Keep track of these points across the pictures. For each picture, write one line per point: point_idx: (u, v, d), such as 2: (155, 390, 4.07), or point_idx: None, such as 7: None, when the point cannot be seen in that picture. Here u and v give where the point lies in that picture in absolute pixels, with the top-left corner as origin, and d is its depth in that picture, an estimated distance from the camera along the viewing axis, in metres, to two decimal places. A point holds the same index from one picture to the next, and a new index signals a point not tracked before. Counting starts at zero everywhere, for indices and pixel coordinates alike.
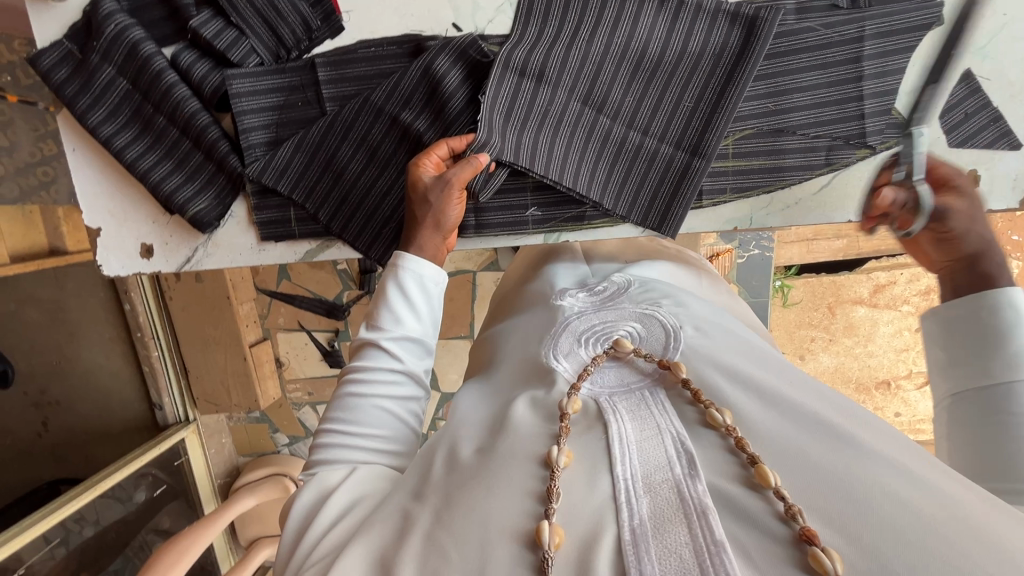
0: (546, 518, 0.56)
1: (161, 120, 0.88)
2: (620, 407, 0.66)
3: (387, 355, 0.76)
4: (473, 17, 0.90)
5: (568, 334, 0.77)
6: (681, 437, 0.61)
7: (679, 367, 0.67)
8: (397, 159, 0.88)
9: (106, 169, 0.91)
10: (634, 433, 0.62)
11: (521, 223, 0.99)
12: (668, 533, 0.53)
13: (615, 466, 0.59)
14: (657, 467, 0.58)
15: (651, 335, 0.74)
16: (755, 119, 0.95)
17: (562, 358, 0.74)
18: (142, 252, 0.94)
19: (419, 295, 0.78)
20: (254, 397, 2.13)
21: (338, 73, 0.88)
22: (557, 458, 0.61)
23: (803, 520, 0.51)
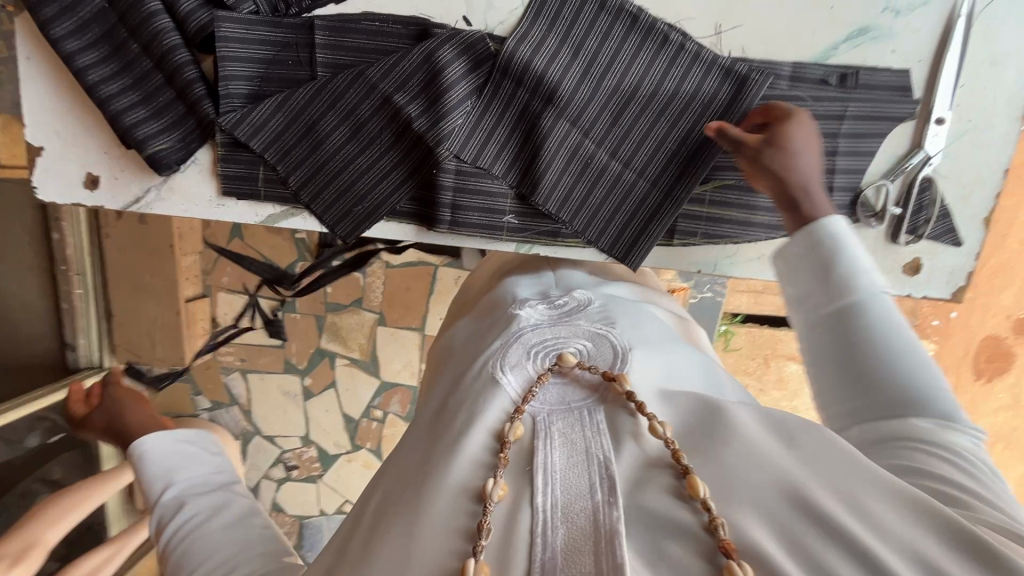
0: (472, 555, 0.56)
1: (135, 47, 0.82)
2: (554, 430, 0.66)
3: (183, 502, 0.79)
4: (487, 14, 0.89)
5: (517, 346, 0.77)
6: (606, 462, 0.62)
7: (625, 380, 0.70)
8: (382, 140, 0.87)
9: (60, 86, 0.84)
10: (562, 462, 0.63)
11: (497, 228, 0.95)
12: (576, 560, 0.54)
13: (535, 497, 0.60)
14: (580, 498, 0.59)
15: (599, 354, 0.75)
16: (739, 171, 0.98)
17: (509, 370, 0.74)
18: (85, 183, 0.87)
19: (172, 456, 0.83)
20: (180, 354, 2.00)
21: (337, 39, 0.84)
22: (492, 492, 0.61)
23: (724, 531, 0.53)
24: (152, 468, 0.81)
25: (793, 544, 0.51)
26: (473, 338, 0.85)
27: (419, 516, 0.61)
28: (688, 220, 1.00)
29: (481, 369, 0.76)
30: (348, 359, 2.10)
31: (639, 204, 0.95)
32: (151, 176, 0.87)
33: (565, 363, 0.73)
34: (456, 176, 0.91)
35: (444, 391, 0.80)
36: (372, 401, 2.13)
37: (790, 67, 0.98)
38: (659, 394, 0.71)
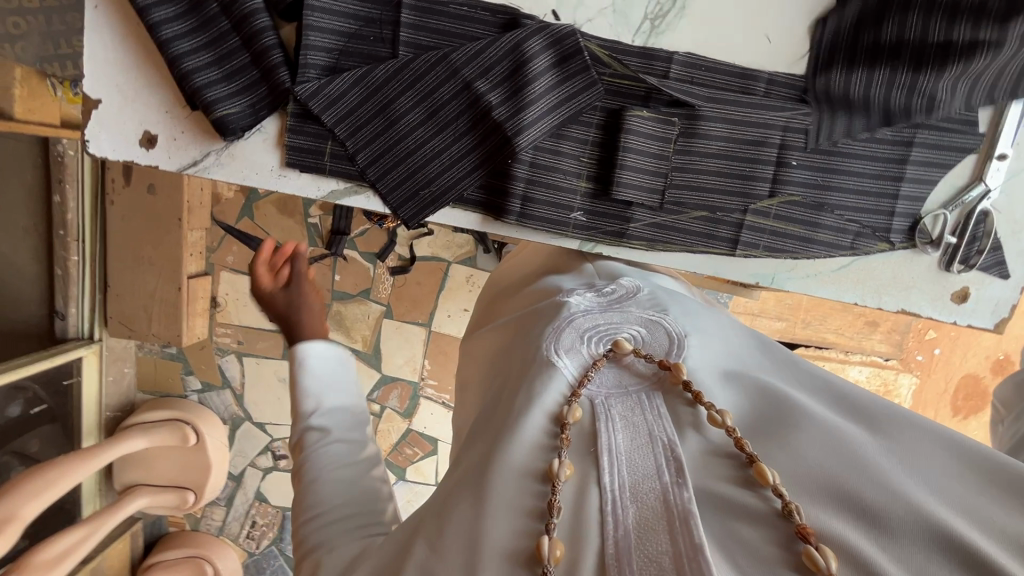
0: (545, 534, 0.58)
1: (214, 7, 0.80)
2: (614, 413, 0.67)
3: (317, 426, 0.84)
4: (575, 10, 0.86)
5: (569, 329, 0.75)
6: (671, 444, 0.63)
7: (680, 368, 0.68)
8: (457, 125, 0.85)
9: (127, 39, 0.81)
10: (625, 444, 0.64)
11: (563, 224, 0.91)
12: (648, 539, 0.56)
13: (602, 478, 0.61)
14: (646, 479, 0.60)
15: (654, 339, 0.74)
16: (803, 188, 0.97)
17: (564, 353, 0.73)
18: (142, 141, 0.84)
19: (328, 370, 0.92)
20: (177, 331, 1.93)
21: (421, 20, 0.82)
22: (560, 472, 0.62)
23: (799, 516, 0.54)
24: (311, 385, 0.88)
25: (864, 526, 0.53)
26: (519, 318, 0.86)
27: (481, 498, 0.62)
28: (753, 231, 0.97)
29: (534, 353, 0.74)
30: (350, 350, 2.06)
31: (703, 211, 0.94)
32: (214, 140, 0.84)
33: (620, 350, 0.73)
34: (531, 168, 0.87)
35: (499, 373, 0.79)
36: (370, 394, 2.10)
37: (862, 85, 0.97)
38: (721, 374, 0.71)
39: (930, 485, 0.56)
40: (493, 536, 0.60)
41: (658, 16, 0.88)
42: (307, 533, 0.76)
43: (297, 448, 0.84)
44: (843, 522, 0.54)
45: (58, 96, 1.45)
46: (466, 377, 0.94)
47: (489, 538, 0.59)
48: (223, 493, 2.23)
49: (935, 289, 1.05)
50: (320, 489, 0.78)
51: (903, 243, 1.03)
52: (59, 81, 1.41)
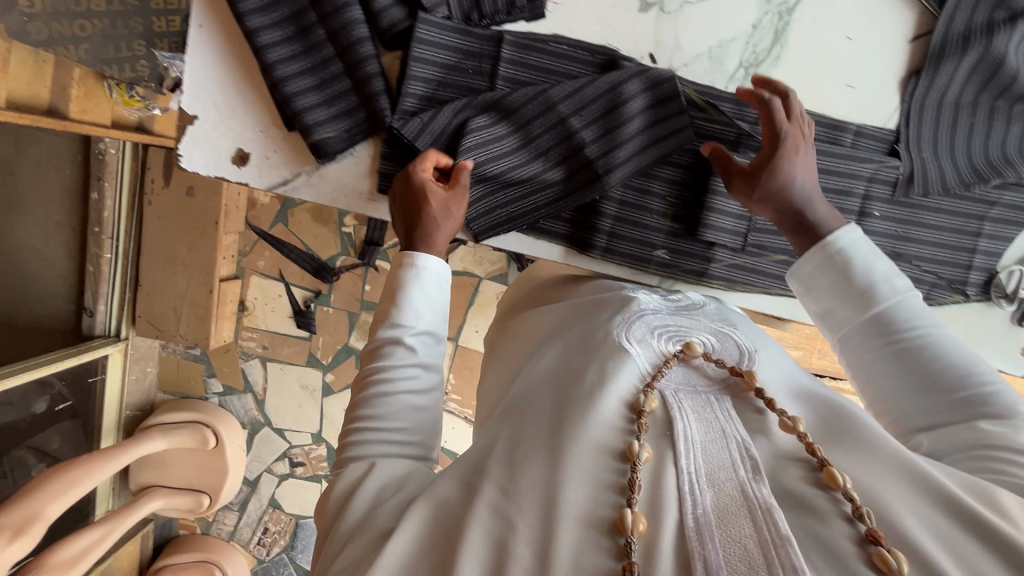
0: (627, 507, 0.56)
1: (320, 33, 0.83)
2: (687, 406, 0.66)
3: (403, 347, 0.72)
4: (671, 55, 0.92)
5: (639, 324, 0.74)
6: (745, 442, 0.62)
7: (753, 377, 0.68)
8: (548, 157, 0.85)
9: (230, 61, 0.85)
10: (701, 434, 0.63)
11: (645, 260, 0.94)
12: (730, 522, 0.54)
13: (678, 458, 0.60)
14: (724, 468, 0.59)
15: (724, 349, 0.74)
16: (885, 237, 0.94)
17: (636, 342, 0.72)
18: (234, 158, 0.87)
19: (425, 293, 0.73)
20: (205, 334, 1.92)
21: (521, 57, 0.85)
22: (640, 453, 0.60)
23: (869, 521, 0.54)
24: (407, 307, 0.72)
25: (923, 521, 0.54)
26: (571, 309, 0.83)
27: (557, 453, 0.60)
28: None
29: (603, 335, 0.73)
30: None
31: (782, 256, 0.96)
32: (306, 161, 0.88)
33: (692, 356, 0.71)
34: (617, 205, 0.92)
35: (553, 348, 0.76)
36: None
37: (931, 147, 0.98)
38: (790, 392, 0.72)
39: (983, 491, 0.57)
40: (564, 499, 0.56)
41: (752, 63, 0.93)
42: (377, 424, 0.69)
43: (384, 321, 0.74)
44: (910, 520, 0.54)
45: (113, 97, 1.45)
46: (488, 360, 0.92)
47: (549, 508, 0.56)
48: (236, 497, 2.21)
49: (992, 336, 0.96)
50: (398, 412, 0.69)
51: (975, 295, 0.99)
52: (115, 82, 1.41)
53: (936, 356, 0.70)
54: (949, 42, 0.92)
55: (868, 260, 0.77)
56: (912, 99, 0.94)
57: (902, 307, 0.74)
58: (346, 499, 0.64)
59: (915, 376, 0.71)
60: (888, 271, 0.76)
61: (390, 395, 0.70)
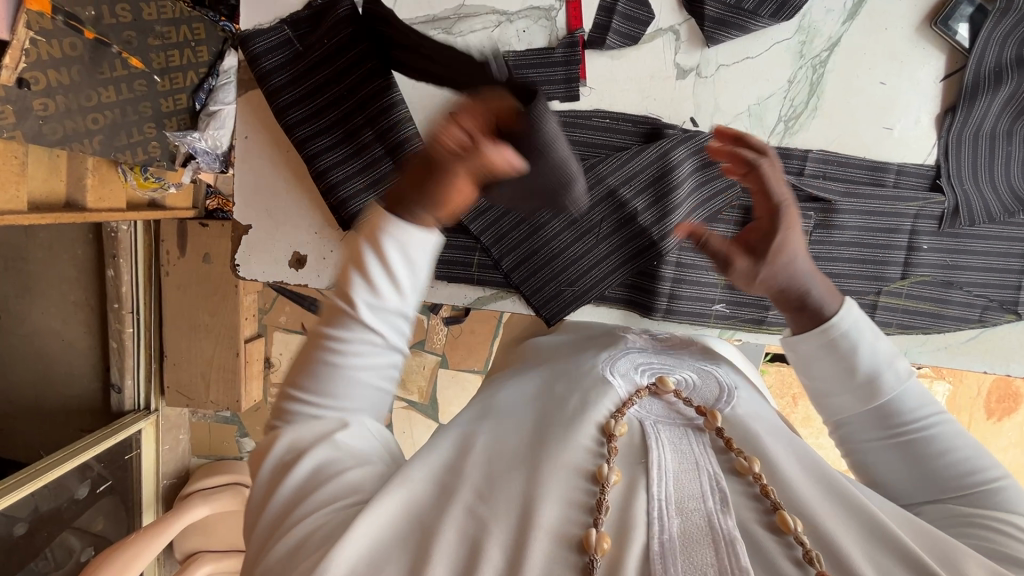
0: (592, 526, 0.46)
1: (367, 134, 0.86)
2: (663, 435, 0.56)
3: (366, 326, 0.52)
4: (712, 116, 0.93)
5: (624, 360, 0.69)
6: (717, 475, 0.52)
7: (715, 417, 0.58)
8: (600, 228, 0.87)
9: (277, 171, 0.91)
10: (675, 463, 0.52)
11: (703, 315, 0.92)
12: (695, 551, 0.44)
13: (650, 485, 0.50)
14: (693, 497, 0.49)
15: (704, 387, 0.65)
16: (933, 269, 0.94)
17: (618, 375, 0.65)
18: (292, 262, 0.94)
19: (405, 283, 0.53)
20: (236, 396, 1.93)
21: (566, 133, 0.88)
22: (609, 474, 0.50)
23: (821, 565, 0.44)
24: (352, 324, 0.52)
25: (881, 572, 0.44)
26: (572, 348, 0.77)
27: (536, 471, 0.50)
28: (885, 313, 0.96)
29: (585, 370, 0.67)
30: (406, 402, 2.06)
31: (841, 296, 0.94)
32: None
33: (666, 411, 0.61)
34: (677, 268, 0.89)
35: (536, 377, 0.69)
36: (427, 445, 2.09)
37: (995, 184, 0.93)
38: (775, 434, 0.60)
39: (958, 563, 0.46)
40: (537, 514, 0.46)
41: (792, 117, 0.93)
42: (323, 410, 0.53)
43: (338, 316, 0.53)
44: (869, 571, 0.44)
45: (128, 181, 1.46)
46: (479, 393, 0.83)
47: (518, 527, 0.46)
48: None
49: None
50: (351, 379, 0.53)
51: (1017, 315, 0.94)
52: (129, 166, 1.43)
53: (940, 452, 0.57)
54: (981, 79, 0.90)
55: (873, 341, 0.61)
56: (950, 134, 0.92)
57: (908, 401, 0.59)
58: (283, 467, 0.50)
59: (921, 471, 0.58)
60: (889, 349, 0.61)
61: (343, 372, 0.52)
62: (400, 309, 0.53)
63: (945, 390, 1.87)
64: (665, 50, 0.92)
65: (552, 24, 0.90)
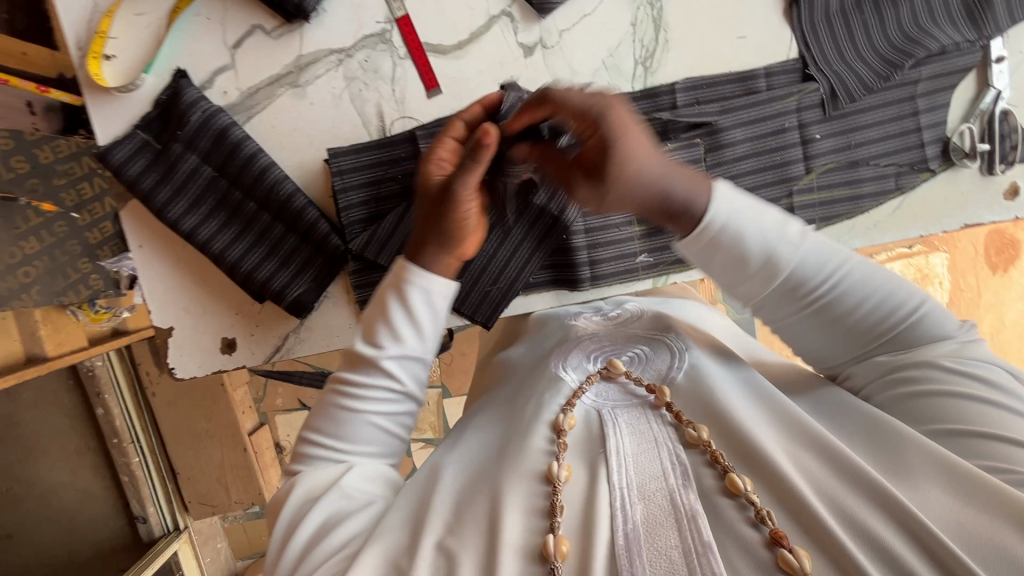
0: (549, 532, 0.42)
1: (253, 205, 0.73)
2: (619, 421, 0.49)
3: (387, 373, 0.51)
4: (571, 83, 0.76)
5: (576, 350, 0.61)
6: (677, 450, 0.45)
7: (663, 391, 0.50)
8: (506, 223, 0.77)
9: (178, 261, 0.76)
10: (632, 446, 0.46)
11: (632, 270, 0.80)
12: (658, 534, 0.40)
13: (610, 474, 0.45)
14: (651, 477, 0.44)
15: (656, 358, 0.56)
16: (831, 152, 0.78)
17: (570, 370, 0.57)
18: (222, 348, 0.78)
19: (428, 317, 0.52)
20: (257, 489, 1.92)
21: None
22: (559, 473, 0.45)
23: (773, 522, 0.39)
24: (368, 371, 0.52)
25: (839, 515, 0.39)
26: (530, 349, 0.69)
27: (496, 489, 0.45)
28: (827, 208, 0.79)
29: (539, 372, 0.60)
30: (423, 441, 2.02)
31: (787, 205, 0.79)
32: (287, 321, 0.78)
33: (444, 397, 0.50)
34: (588, 236, 0.78)
35: (501, 393, 0.62)
36: None
37: (885, 41, 0.75)
38: (740, 389, 0.50)
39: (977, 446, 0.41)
40: (500, 531, 0.42)
41: (648, 57, 0.76)
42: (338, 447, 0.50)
43: (356, 361, 0.53)
44: (830, 520, 0.38)
45: (80, 319, 1.46)
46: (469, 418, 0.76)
47: (485, 559, 0.41)
48: None
49: (988, 191, 0.81)
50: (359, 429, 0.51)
51: (941, 165, 0.80)
52: (77, 305, 1.43)
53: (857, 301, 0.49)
54: None
55: None
56: (803, 22, 0.75)
57: None
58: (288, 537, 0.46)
59: None
60: None
61: (359, 419, 0.51)
62: (418, 348, 0.53)
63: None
64: (504, 37, 0.75)
65: (391, 44, 0.74)
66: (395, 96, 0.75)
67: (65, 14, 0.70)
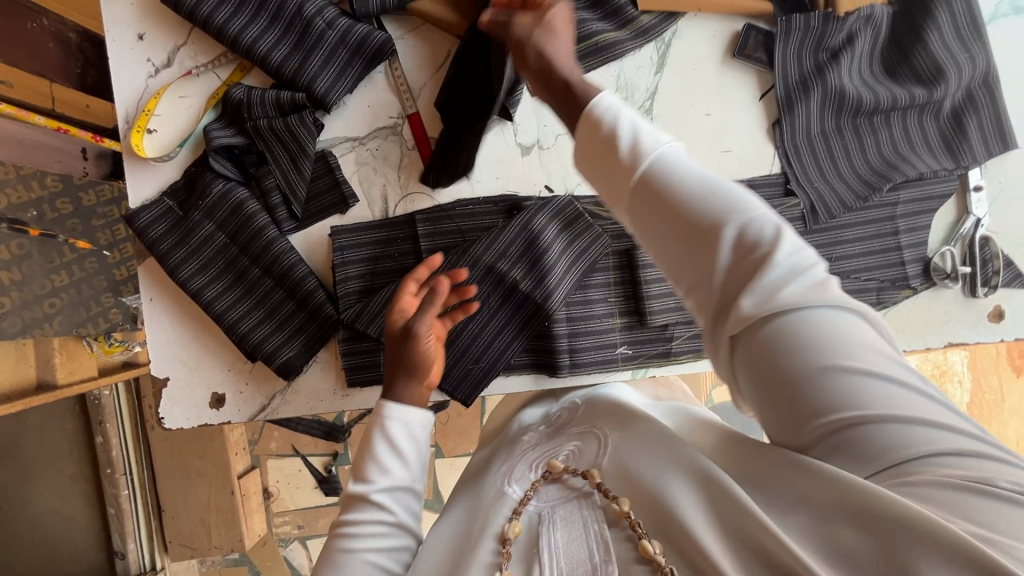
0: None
1: (257, 271, 0.79)
2: (554, 516, 0.50)
3: (377, 504, 0.53)
4: (564, 180, 0.82)
5: (522, 453, 0.60)
6: (603, 537, 0.46)
7: (593, 474, 0.52)
8: (493, 306, 0.80)
9: (184, 317, 0.81)
10: (564, 540, 0.47)
11: (610, 361, 0.81)
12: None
13: (544, 572, 0.45)
14: (577, 565, 0.44)
15: (589, 449, 0.57)
16: None
17: (516, 477, 0.57)
18: (211, 402, 0.82)
19: (411, 447, 0.55)
20: (238, 535, 1.89)
21: (436, 227, 0.80)
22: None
23: None
24: (352, 514, 0.53)
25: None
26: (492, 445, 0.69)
27: None
28: None
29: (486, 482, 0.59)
30: None
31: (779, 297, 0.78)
32: (276, 382, 0.82)
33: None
34: (568, 324, 0.81)
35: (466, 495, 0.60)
36: None
37: (866, 164, 0.79)
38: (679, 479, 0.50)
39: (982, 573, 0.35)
40: None
41: None
42: None
43: (347, 505, 0.54)
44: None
45: (94, 350, 1.51)
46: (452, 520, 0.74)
47: None
48: None
49: (971, 312, 0.82)
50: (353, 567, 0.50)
51: (923, 284, 0.81)
52: (95, 337, 1.50)
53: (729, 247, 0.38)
54: (791, 89, 0.79)
55: None
56: (785, 143, 0.80)
57: None
58: None
59: None
60: None
61: (355, 559, 0.50)
62: (407, 476, 0.54)
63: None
64: (505, 137, 0.81)
65: (401, 136, 0.81)
66: (400, 182, 0.81)
67: (118, 94, 0.80)
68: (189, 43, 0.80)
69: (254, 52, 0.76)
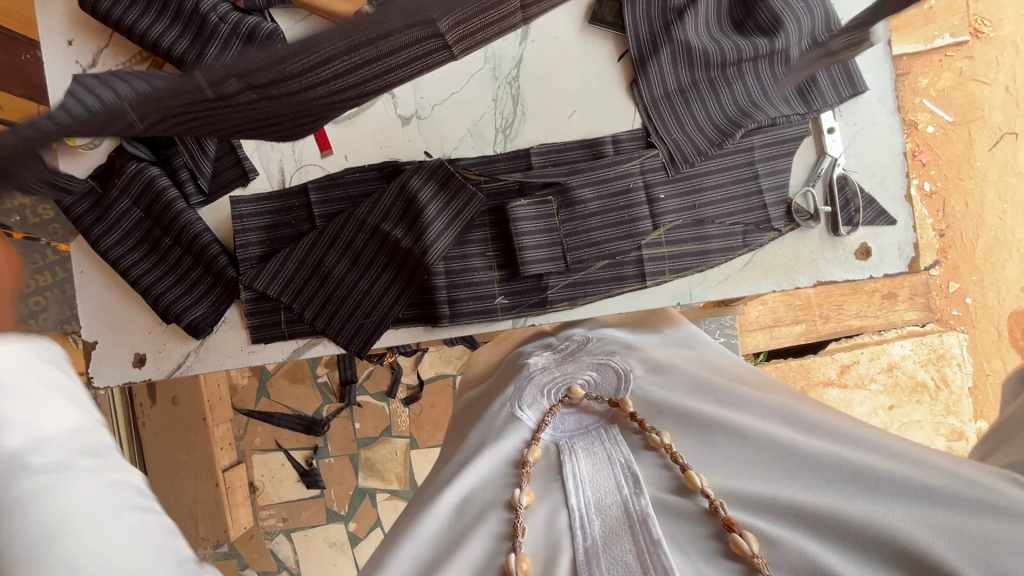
0: (512, 551, 0.52)
1: (168, 241, 0.88)
2: (577, 446, 0.60)
3: None
4: (440, 146, 0.89)
5: (529, 386, 0.68)
6: (627, 462, 0.56)
7: (626, 404, 0.61)
8: (382, 261, 0.86)
9: (110, 285, 0.91)
10: (588, 468, 0.57)
11: (490, 311, 0.88)
12: (614, 543, 0.50)
13: (570, 498, 0.55)
14: (608, 493, 0.54)
15: (605, 380, 0.67)
16: (676, 212, 0.84)
17: (527, 409, 0.66)
18: (134, 362, 0.91)
19: None
20: (223, 528, 1.80)
21: (326, 193, 0.88)
22: (521, 499, 0.56)
23: (724, 511, 0.50)
24: None
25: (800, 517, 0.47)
26: (490, 383, 0.82)
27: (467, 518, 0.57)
28: (674, 258, 0.86)
29: (497, 412, 0.68)
30: (388, 492, 1.96)
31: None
32: (189, 341, 0.91)
33: None
34: (447, 276, 0.86)
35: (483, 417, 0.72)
36: None
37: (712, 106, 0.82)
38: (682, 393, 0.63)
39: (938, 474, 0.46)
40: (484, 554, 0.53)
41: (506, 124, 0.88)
42: None
43: None
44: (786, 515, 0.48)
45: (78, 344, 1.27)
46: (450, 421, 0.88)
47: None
48: None
49: (840, 250, 0.86)
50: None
51: (787, 225, 0.85)
52: None
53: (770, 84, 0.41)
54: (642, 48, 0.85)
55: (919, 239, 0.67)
56: (644, 97, 0.86)
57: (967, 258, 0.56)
58: None
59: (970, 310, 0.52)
60: None
61: None
62: None
63: (962, 341, 1.64)
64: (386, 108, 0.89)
65: None
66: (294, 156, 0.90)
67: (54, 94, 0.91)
68: (111, 46, 0.92)
69: (160, 45, 0.87)
